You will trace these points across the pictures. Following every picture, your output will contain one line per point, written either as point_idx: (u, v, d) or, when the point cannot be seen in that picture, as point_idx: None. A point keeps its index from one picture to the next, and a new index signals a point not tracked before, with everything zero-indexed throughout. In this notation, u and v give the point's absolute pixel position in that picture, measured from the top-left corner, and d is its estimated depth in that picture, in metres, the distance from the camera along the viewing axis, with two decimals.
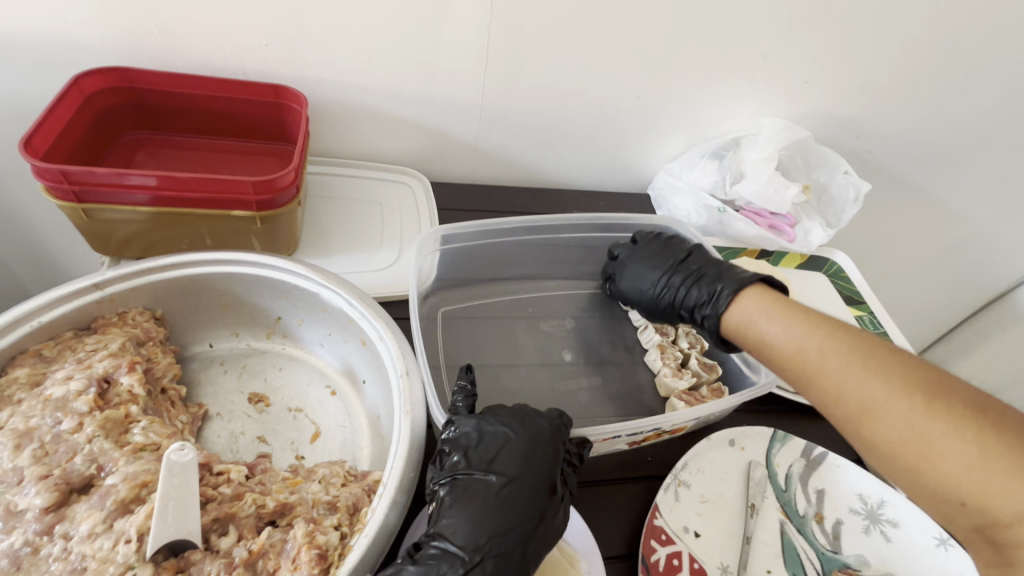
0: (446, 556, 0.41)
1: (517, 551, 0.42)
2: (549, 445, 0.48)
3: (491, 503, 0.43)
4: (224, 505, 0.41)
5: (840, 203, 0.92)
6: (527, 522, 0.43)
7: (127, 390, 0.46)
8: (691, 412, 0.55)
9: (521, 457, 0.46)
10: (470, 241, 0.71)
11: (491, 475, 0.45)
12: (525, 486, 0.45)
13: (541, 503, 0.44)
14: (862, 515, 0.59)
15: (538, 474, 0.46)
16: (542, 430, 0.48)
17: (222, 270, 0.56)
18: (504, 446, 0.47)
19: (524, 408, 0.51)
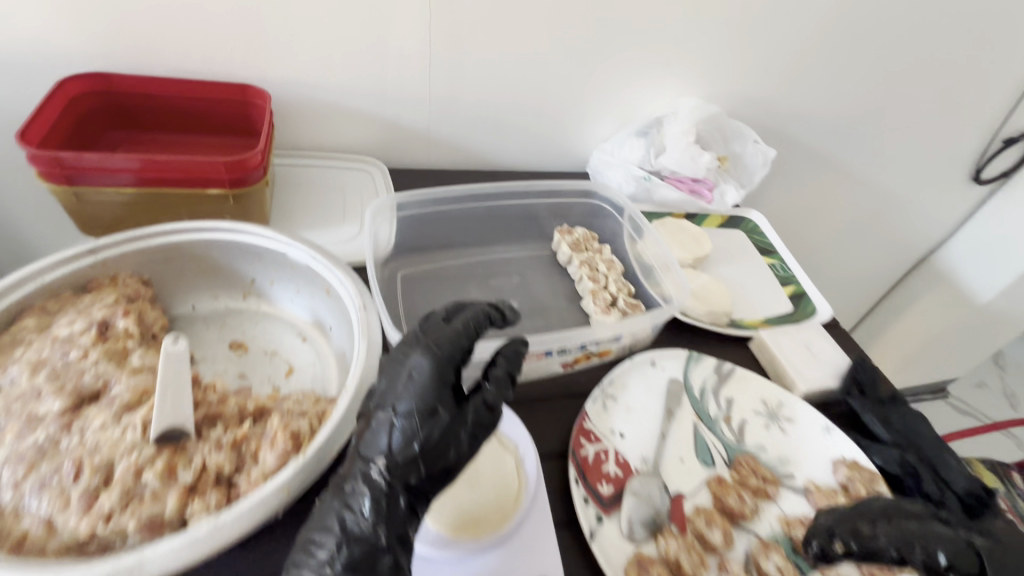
0: (333, 493, 0.44)
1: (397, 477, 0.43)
2: (424, 371, 0.45)
3: (370, 436, 0.45)
4: (212, 407, 0.49)
5: (751, 168, 1.06)
6: (405, 450, 0.43)
7: (124, 330, 0.54)
8: (609, 329, 0.66)
9: (405, 387, 0.45)
10: (422, 209, 0.81)
11: (372, 413, 0.46)
12: (403, 416, 0.44)
13: (407, 431, 0.43)
14: (763, 414, 0.70)
15: (420, 399, 0.44)
16: (430, 352, 0.46)
17: (200, 237, 0.65)
18: (392, 379, 0.46)
19: (432, 323, 0.50)
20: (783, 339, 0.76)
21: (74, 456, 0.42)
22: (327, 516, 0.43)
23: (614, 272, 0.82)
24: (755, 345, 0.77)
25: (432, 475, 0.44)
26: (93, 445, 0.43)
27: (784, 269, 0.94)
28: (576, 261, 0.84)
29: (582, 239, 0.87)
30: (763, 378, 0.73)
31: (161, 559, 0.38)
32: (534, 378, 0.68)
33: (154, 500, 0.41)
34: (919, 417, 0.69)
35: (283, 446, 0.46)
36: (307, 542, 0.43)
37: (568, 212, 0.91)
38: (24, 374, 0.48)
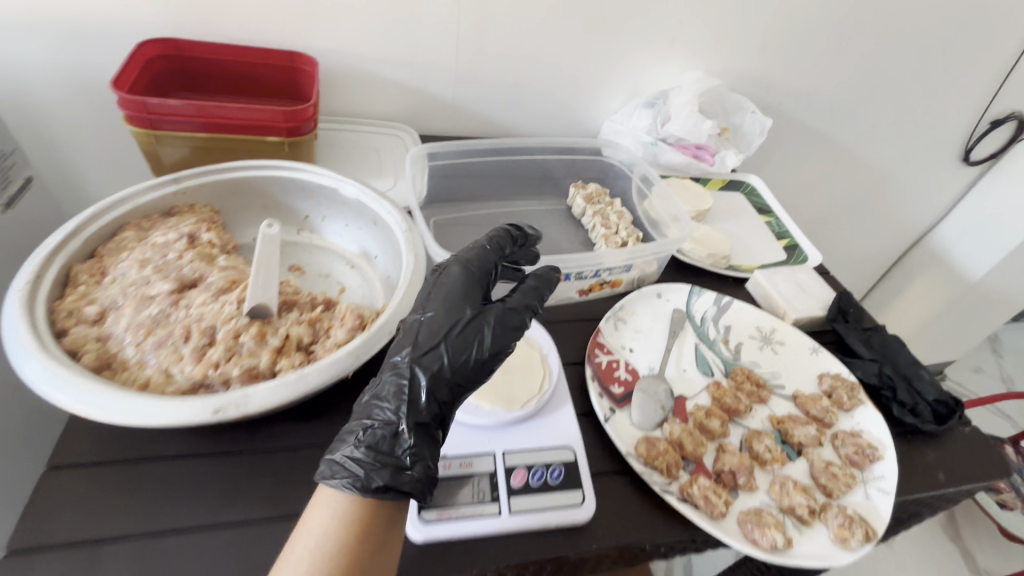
0: (365, 392, 0.51)
1: (421, 366, 0.50)
2: (451, 283, 0.55)
3: (401, 336, 0.53)
4: (288, 297, 0.58)
5: (750, 136, 1.14)
6: (428, 343, 0.51)
7: (208, 241, 0.64)
8: (620, 257, 0.75)
9: (437, 296, 0.55)
10: (451, 160, 0.90)
11: (407, 319, 0.55)
12: (430, 314, 0.52)
13: (432, 327, 0.52)
14: (758, 339, 0.78)
15: (446, 300, 0.54)
16: (459, 270, 0.56)
17: (264, 175, 0.74)
18: (425, 291, 0.55)
19: (464, 249, 0.60)
20: (776, 276, 0.85)
21: (185, 322, 0.52)
22: (359, 408, 0.50)
23: (624, 221, 0.91)
24: (753, 286, 0.85)
25: (454, 367, 0.51)
26: (199, 316, 0.52)
27: (779, 226, 1.03)
28: (589, 212, 0.93)
29: (595, 193, 0.96)
30: (757, 308, 0.81)
31: (262, 394, 0.47)
32: (554, 301, 0.77)
33: (252, 356, 0.50)
34: (897, 340, 0.77)
35: (350, 324, 0.55)
36: (341, 432, 0.49)
37: (582, 171, 1.00)
38: (134, 267, 0.58)
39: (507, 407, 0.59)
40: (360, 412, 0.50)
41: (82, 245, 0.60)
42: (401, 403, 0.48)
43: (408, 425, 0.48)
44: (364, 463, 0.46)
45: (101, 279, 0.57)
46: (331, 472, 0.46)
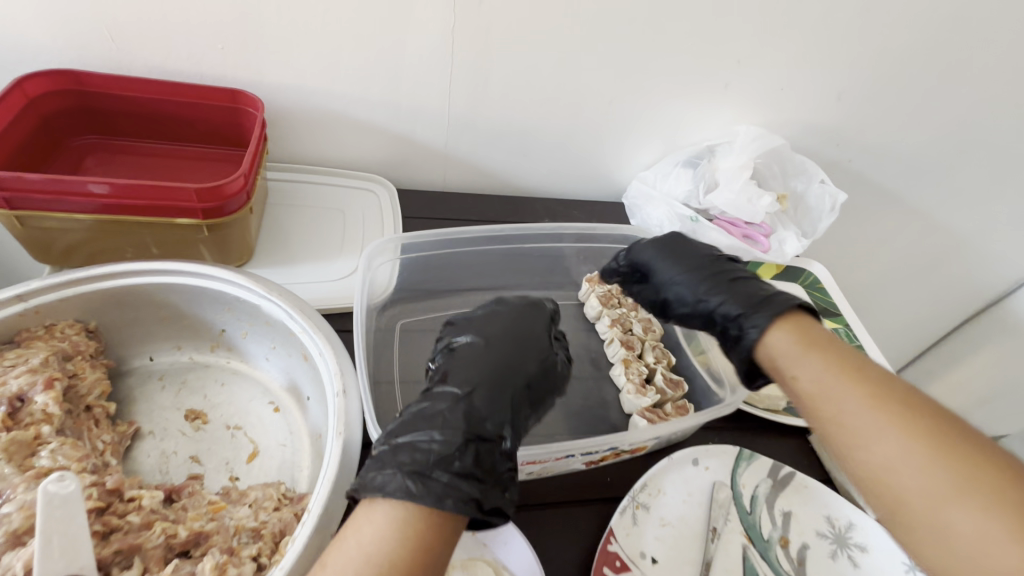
0: (440, 400, 0.43)
1: (509, 383, 0.46)
2: (535, 316, 0.53)
3: (477, 352, 0.48)
4: (131, 536, 0.37)
5: (816, 213, 0.91)
6: (519, 370, 0.47)
7: (41, 410, 0.43)
8: (649, 432, 0.53)
9: (507, 321, 0.51)
10: (430, 250, 0.69)
11: (478, 338, 0.49)
12: (511, 339, 0.49)
13: (527, 348, 0.49)
14: (829, 539, 0.56)
15: (532, 326, 0.52)
16: (537, 309, 0.54)
17: (159, 281, 0.54)
18: (496, 316, 0.52)
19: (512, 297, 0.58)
20: None
21: None
22: (440, 414, 0.42)
23: (651, 336, 0.70)
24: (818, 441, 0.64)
25: (524, 400, 0.47)
26: None
27: (850, 336, 0.82)
28: (606, 319, 0.71)
29: (615, 291, 0.74)
30: (828, 489, 0.59)
31: None
32: (549, 474, 0.55)
33: None
34: (658, 270, 0.63)
35: None
36: (417, 440, 0.39)
37: (601, 256, 0.78)
38: None
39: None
40: (443, 422, 0.41)
41: None
42: (497, 421, 0.43)
43: (504, 447, 0.42)
44: (469, 480, 0.38)
45: None
46: (427, 483, 0.36)
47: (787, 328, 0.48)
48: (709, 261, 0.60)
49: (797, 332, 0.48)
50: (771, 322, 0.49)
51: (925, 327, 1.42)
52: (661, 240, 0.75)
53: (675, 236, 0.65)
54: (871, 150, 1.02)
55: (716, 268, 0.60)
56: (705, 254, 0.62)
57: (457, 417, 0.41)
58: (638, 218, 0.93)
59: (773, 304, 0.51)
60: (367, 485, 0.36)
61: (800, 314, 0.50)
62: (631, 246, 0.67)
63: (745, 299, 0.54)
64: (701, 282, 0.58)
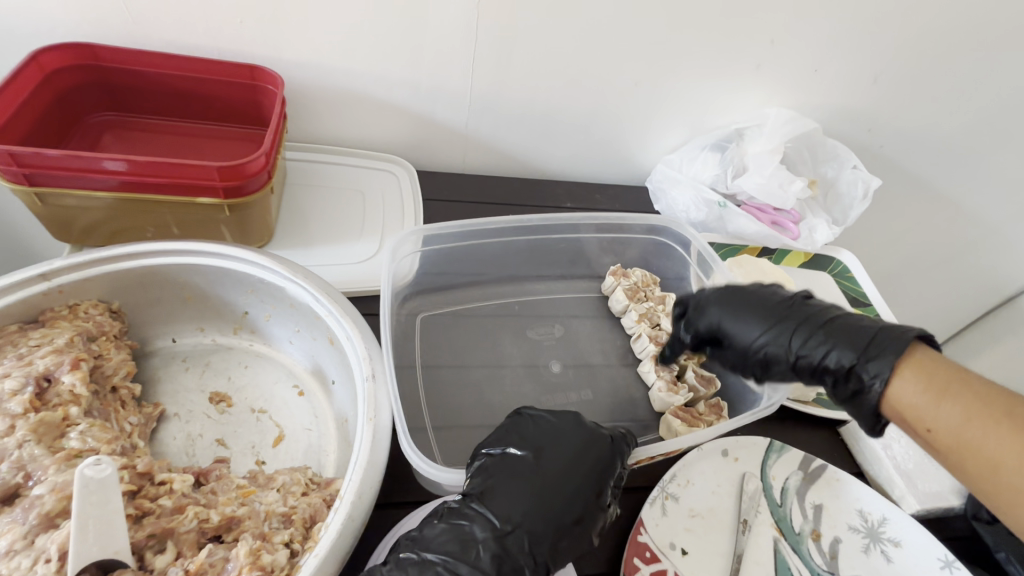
0: (481, 522, 0.42)
1: (555, 524, 0.43)
2: (595, 455, 0.47)
3: (530, 479, 0.44)
4: (163, 520, 0.37)
5: (848, 199, 0.88)
6: (568, 513, 0.43)
7: (68, 390, 0.42)
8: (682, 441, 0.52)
9: (573, 442, 0.47)
10: (454, 242, 0.67)
11: (530, 454, 0.46)
12: (569, 463, 0.46)
13: (583, 482, 0.45)
14: (862, 533, 0.55)
15: (585, 468, 0.46)
16: (597, 446, 0.47)
17: (180, 262, 0.53)
18: (557, 439, 0.48)
19: (574, 415, 0.51)
20: (888, 434, 0.62)
21: None
22: (476, 543, 0.40)
23: None
24: (849, 434, 0.63)
25: (567, 545, 0.43)
26: None
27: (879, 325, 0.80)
28: (633, 313, 0.69)
29: (641, 284, 0.72)
30: (860, 482, 0.58)
31: None
32: None
33: None
34: (733, 332, 0.54)
35: None
36: (448, 563, 0.39)
37: (625, 247, 0.76)
38: None
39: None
40: (474, 553, 0.40)
41: None
42: (531, 566, 0.41)
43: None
44: None
45: None
46: None
47: (913, 372, 0.44)
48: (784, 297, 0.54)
49: (914, 373, 0.44)
50: (894, 366, 0.45)
51: (948, 317, 1.39)
52: (691, 230, 0.73)
53: (725, 283, 0.58)
54: (904, 136, 0.98)
55: (790, 301, 0.54)
56: (772, 292, 0.56)
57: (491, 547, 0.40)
58: (664, 203, 0.91)
59: (887, 341, 0.46)
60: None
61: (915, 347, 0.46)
62: (687, 312, 0.59)
63: (870, 338, 0.47)
64: (786, 326, 0.52)
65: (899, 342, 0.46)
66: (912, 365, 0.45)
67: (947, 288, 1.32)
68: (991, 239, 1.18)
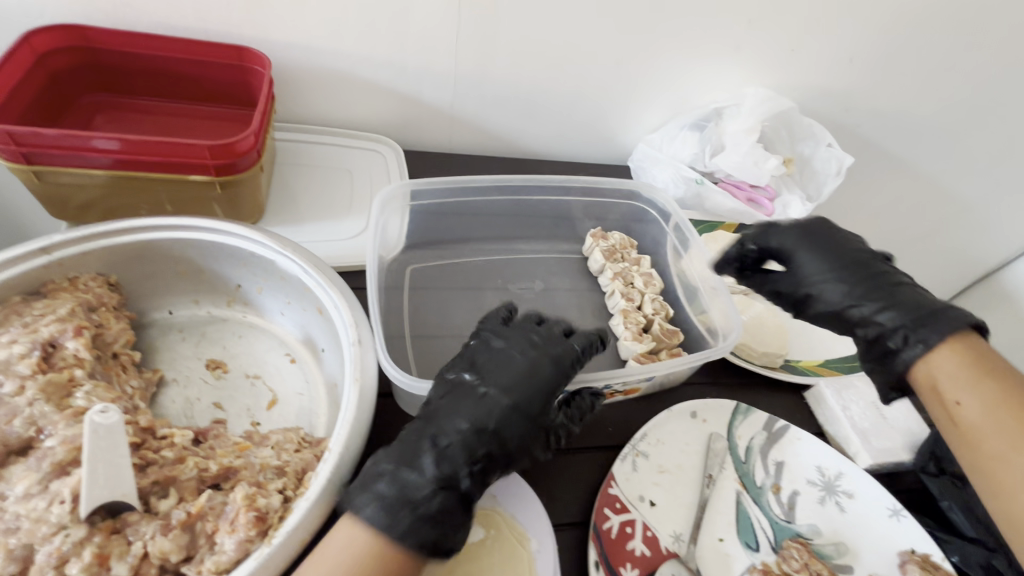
0: (451, 431, 0.44)
1: (495, 437, 0.44)
2: (540, 371, 0.47)
3: (474, 397, 0.46)
4: (166, 469, 0.40)
5: (822, 177, 0.91)
6: (507, 428, 0.45)
7: (73, 354, 0.45)
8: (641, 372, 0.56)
9: (518, 366, 0.47)
10: (440, 199, 0.72)
11: (476, 377, 0.47)
12: (513, 386, 0.46)
13: (522, 394, 0.46)
14: (818, 486, 0.59)
15: (526, 384, 0.47)
16: (540, 359, 0.48)
17: (174, 236, 0.55)
18: (502, 360, 0.48)
19: (527, 330, 0.51)
20: (848, 396, 0.65)
21: None
22: (423, 456, 0.43)
23: (651, 288, 0.71)
24: (813, 398, 0.67)
25: (507, 458, 0.45)
26: (10, 522, 0.35)
27: None
28: (609, 272, 0.73)
29: (618, 247, 0.76)
30: (819, 440, 0.63)
31: None
32: None
33: None
34: (797, 261, 0.59)
35: (244, 533, 0.37)
36: (396, 473, 0.42)
37: (607, 212, 0.81)
38: None
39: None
40: (420, 462, 0.43)
41: None
42: (471, 473, 0.43)
43: (469, 491, 0.43)
44: (429, 519, 0.40)
45: None
46: (389, 520, 0.39)
47: (949, 349, 0.50)
48: (864, 259, 0.58)
49: (952, 352, 0.50)
50: (940, 344, 0.50)
51: (927, 292, 1.43)
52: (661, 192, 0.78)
53: (820, 221, 0.61)
54: (881, 115, 1.01)
55: (863, 266, 0.57)
56: (861, 251, 0.59)
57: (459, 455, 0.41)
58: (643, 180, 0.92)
59: (931, 321, 0.51)
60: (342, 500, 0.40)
61: (966, 333, 0.50)
62: (767, 226, 0.62)
63: (921, 314, 0.52)
64: (861, 284, 0.56)
65: (951, 327, 0.50)
66: (958, 338, 0.50)
67: (925, 264, 1.36)
68: (967, 216, 1.21)
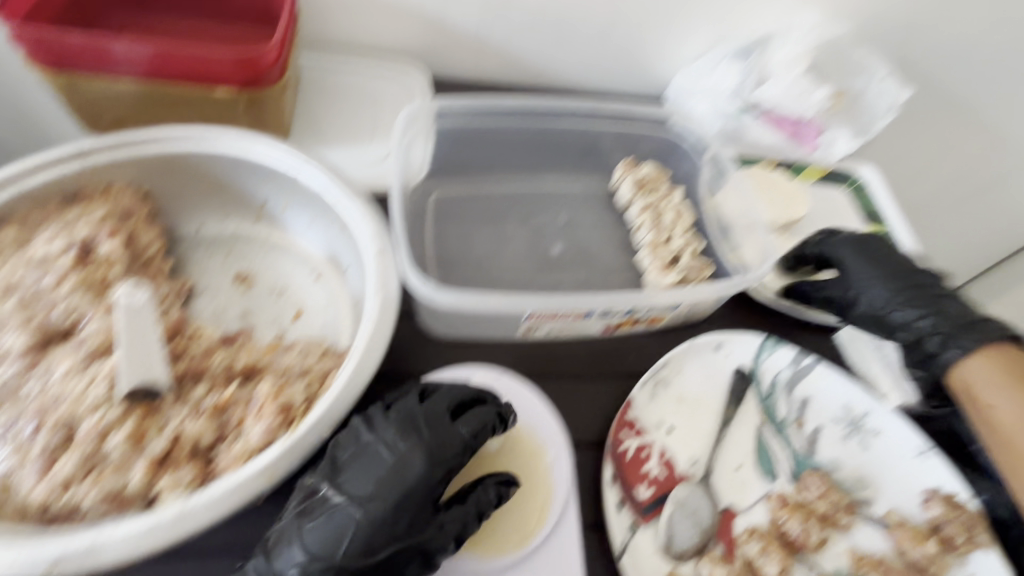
0: (338, 495, 0.42)
1: (383, 505, 0.41)
2: (428, 471, 0.43)
3: (368, 458, 0.43)
4: (196, 360, 0.42)
5: (874, 112, 0.81)
6: (391, 496, 0.41)
7: (106, 256, 0.46)
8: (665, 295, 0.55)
9: (379, 469, 0.42)
10: (461, 123, 0.69)
11: (378, 441, 0.44)
12: (370, 493, 0.41)
13: (412, 492, 0.42)
14: (844, 423, 0.58)
15: (415, 474, 0.43)
16: (430, 454, 0.43)
17: (202, 149, 0.55)
18: (366, 459, 0.43)
19: (442, 395, 0.47)
20: (885, 334, 0.64)
21: (35, 405, 0.37)
22: (309, 510, 0.42)
23: (682, 222, 0.68)
24: (847, 334, 0.64)
25: (398, 516, 0.41)
26: (55, 397, 0.37)
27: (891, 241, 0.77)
28: (637, 204, 0.71)
29: (649, 178, 0.72)
30: (850, 377, 0.60)
31: (120, 544, 0.32)
32: (570, 335, 0.59)
33: (117, 472, 0.35)
34: (845, 268, 0.61)
35: (271, 420, 0.39)
36: (286, 532, 0.41)
37: (638, 143, 0.77)
38: None
39: (486, 554, 0.46)
40: (306, 519, 0.41)
41: None
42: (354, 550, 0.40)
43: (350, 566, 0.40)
44: None
45: None
46: None
47: (984, 358, 0.54)
48: (904, 271, 0.61)
49: (993, 363, 0.53)
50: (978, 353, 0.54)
51: None
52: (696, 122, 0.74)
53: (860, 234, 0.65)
54: None
55: (909, 279, 0.60)
56: (898, 260, 0.62)
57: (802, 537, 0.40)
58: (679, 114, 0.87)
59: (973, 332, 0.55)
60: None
61: (1002, 344, 0.55)
62: (819, 236, 0.65)
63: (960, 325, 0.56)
64: (906, 291, 0.59)
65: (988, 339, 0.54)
66: (996, 351, 0.54)
67: None
68: None
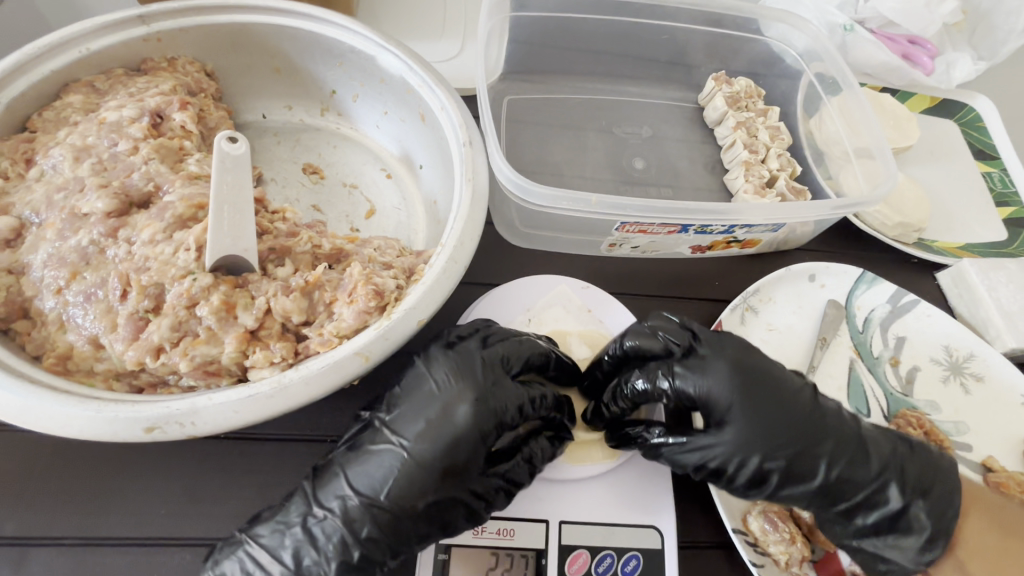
0: (385, 433, 0.35)
1: (431, 448, 0.34)
2: (481, 421, 0.36)
3: (418, 396, 0.36)
4: (280, 239, 0.39)
5: (1002, 34, 0.71)
6: (440, 440, 0.34)
7: (180, 126, 0.43)
8: (772, 213, 0.50)
9: (429, 408, 0.36)
10: (546, 12, 0.63)
11: (431, 375, 0.37)
12: (415, 434, 0.35)
13: (463, 440, 0.35)
14: (943, 365, 0.54)
15: (466, 418, 0.35)
16: (481, 395, 0.36)
17: (270, 22, 0.50)
18: (417, 395, 0.37)
19: (502, 341, 0.40)
20: (995, 277, 0.57)
21: (121, 269, 0.35)
22: (355, 447, 0.36)
23: (777, 144, 0.62)
24: (951, 276, 0.59)
25: (443, 464, 0.34)
26: (140, 263, 0.35)
27: (1005, 181, 0.69)
28: (730, 121, 0.64)
29: (743, 94, 0.65)
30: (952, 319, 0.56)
31: (217, 411, 0.31)
32: (655, 253, 0.55)
33: (209, 343, 0.34)
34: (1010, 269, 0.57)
35: (364, 305, 0.35)
36: (329, 468, 0.35)
37: (732, 54, 0.69)
38: (65, 162, 0.39)
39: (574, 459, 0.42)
40: (350, 456, 0.35)
41: (8, 113, 0.42)
42: (393, 496, 0.34)
43: (392, 518, 0.34)
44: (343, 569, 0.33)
45: (26, 171, 0.40)
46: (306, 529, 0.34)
47: None
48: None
49: None
50: None
51: None
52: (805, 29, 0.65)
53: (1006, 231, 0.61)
54: None
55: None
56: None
57: (870, 477, 0.39)
58: None
59: None
60: (240, 554, 0.34)
61: None
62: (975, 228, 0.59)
63: None
64: None
65: None
66: None
67: None
68: None
